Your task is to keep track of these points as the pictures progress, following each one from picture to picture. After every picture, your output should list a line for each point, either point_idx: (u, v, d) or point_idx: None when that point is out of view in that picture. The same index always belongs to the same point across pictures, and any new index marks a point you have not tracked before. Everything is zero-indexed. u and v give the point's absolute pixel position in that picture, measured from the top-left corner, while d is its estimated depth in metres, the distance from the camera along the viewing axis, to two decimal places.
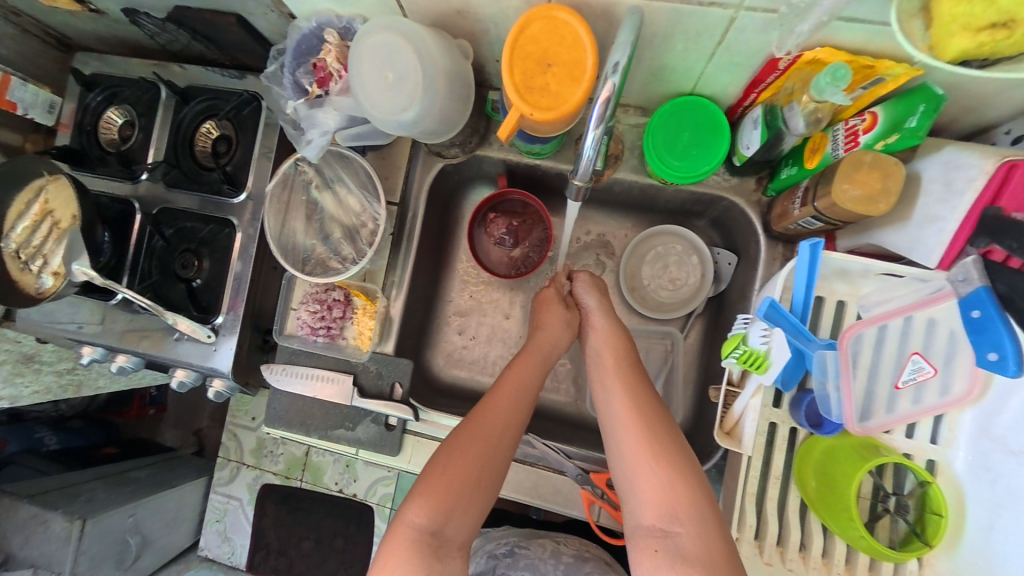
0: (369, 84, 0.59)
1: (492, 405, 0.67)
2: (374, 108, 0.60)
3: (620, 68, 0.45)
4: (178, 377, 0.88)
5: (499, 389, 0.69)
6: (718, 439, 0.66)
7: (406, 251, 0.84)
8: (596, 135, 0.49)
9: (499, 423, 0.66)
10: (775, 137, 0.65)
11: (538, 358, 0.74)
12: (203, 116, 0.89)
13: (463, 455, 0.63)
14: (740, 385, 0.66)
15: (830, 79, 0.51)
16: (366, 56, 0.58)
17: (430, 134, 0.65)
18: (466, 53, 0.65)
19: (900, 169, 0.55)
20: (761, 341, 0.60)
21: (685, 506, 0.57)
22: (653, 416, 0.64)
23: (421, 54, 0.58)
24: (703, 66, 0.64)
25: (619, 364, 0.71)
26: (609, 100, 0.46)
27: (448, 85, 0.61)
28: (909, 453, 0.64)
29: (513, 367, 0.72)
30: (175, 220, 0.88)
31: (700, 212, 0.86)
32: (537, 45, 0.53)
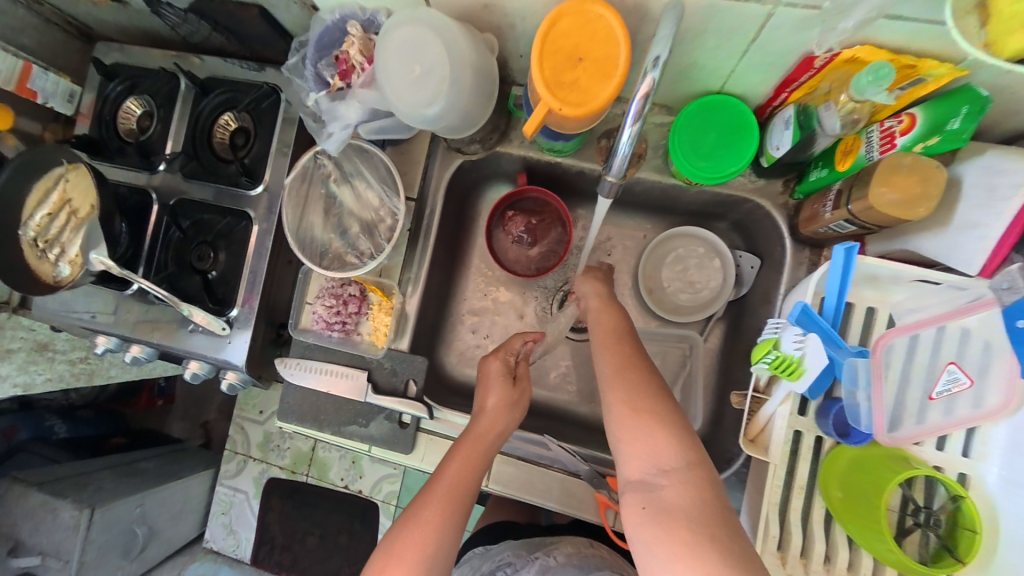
0: (395, 77, 0.58)
1: (439, 489, 0.61)
2: (399, 102, 0.58)
3: (660, 63, 0.43)
4: (191, 368, 0.88)
5: (446, 469, 0.63)
6: (743, 447, 0.63)
7: (423, 248, 0.83)
8: (632, 131, 0.47)
9: (445, 513, 0.59)
10: (807, 138, 0.63)
11: (479, 444, 0.66)
12: (221, 108, 0.89)
13: (416, 544, 0.57)
14: (767, 393, 0.64)
15: (872, 78, 0.49)
16: (392, 49, 0.57)
17: (453, 130, 0.64)
18: (492, 48, 0.64)
19: (942, 173, 0.53)
20: (795, 347, 0.57)
21: (668, 454, 0.52)
22: (638, 369, 0.59)
23: (449, 47, 0.57)
24: (734, 64, 0.62)
25: (609, 326, 0.66)
26: (647, 95, 0.44)
27: (475, 80, 0.60)
28: (939, 466, 0.62)
29: (458, 451, 0.64)
30: (192, 212, 0.88)
31: (722, 214, 0.84)
32: (570, 40, 0.52)
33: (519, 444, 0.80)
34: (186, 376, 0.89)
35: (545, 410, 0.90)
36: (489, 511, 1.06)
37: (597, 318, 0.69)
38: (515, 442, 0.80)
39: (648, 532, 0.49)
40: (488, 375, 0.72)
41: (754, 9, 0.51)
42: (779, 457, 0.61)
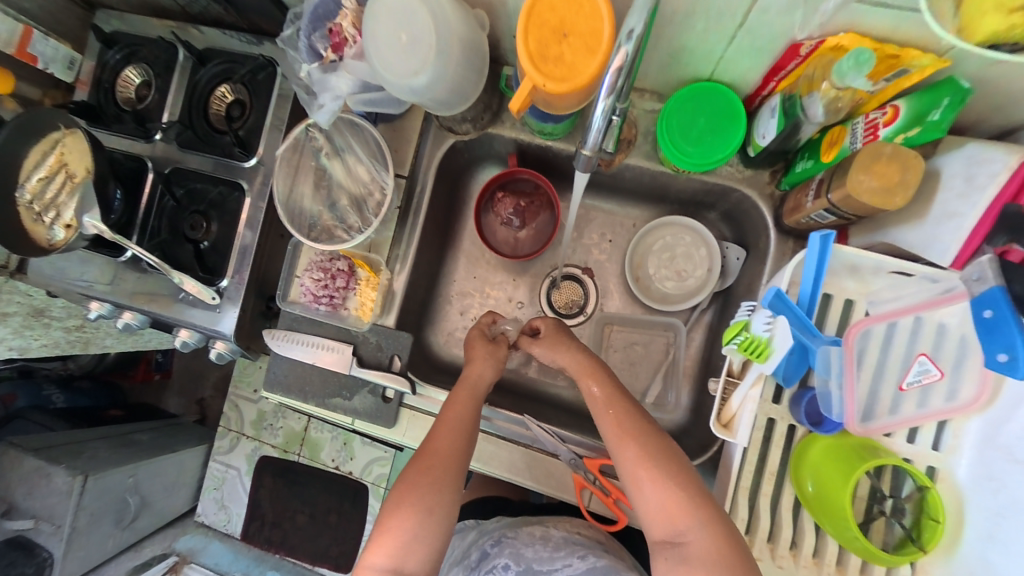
0: (379, 43, 0.57)
1: (437, 441, 0.66)
2: (384, 71, 0.59)
3: (634, 37, 0.42)
4: (182, 336, 0.89)
5: (439, 428, 0.67)
6: (716, 432, 0.63)
7: (412, 227, 0.84)
8: (606, 105, 0.47)
9: (445, 465, 0.64)
10: (792, 126, 0.63)
11: (473, 395, 0.72)
12: (218, 79, 0.89)
13: (421, 491, 0.62)
14: (740, 376, 0.64)
15: (853, 63, 0.49)
16: (380, 18, 0.57)
17: (436, 102, 0.64)
18: (482, 25, 0.65)
19: (921, 162, 0.53)
20: (765, 328, 0.58)
21: (685, 514, 0.57)
22: (641, 430, 0.63)
23: (437, 18, 0.57)
24: (724, 49, 0.63)
25: (609, 394, 0.67)
26: (620, 70, 0.44)
27: (463, 54, 0.61)
28: (910, 458, 0.63)
29: (452, 403, 0.70)
30: (186, 180, 0.89)
31: (711, 204, 0.85)
32: (556, 14, 0.52)
33: (499, 423, 0.81)
34: (176, 344, 0.90)
35: (529, 393, 0.91)
36: (474, 493, 1.07)
37: (587, 384, 0.70)
38: (494, 419, 0.81)
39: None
40: (472, 344, 0.80)
41: None
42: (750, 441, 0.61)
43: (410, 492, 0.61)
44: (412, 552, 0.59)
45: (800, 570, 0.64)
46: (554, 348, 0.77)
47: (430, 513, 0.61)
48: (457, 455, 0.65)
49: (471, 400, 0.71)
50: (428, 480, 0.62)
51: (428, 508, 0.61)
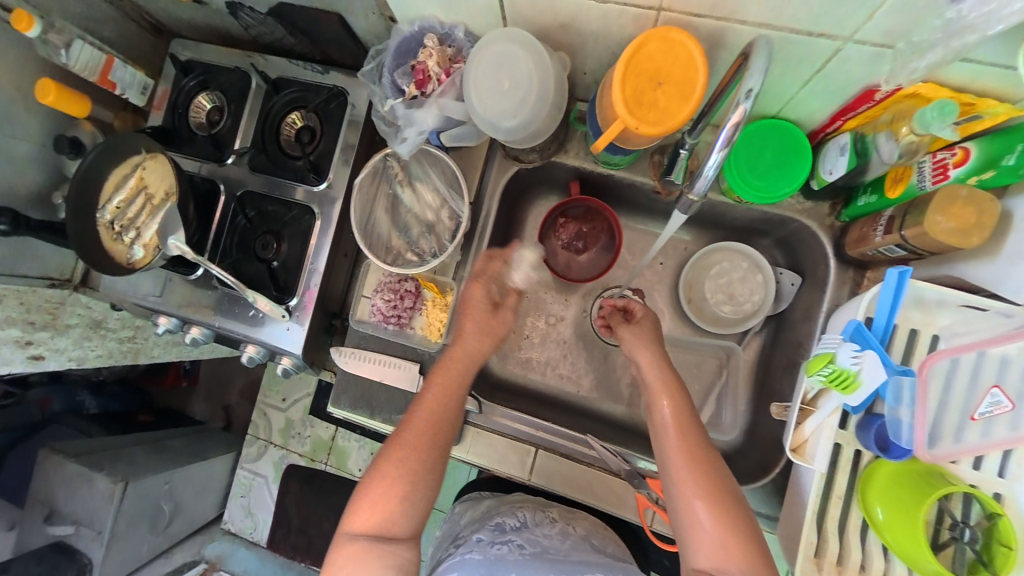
0: (484, 89, 0.62)
1: (413, 418, 0.68)
2: (487, 113, 0.63)
3: (753, 95, 0.46)
4: (249, 351, 0.91)
5: (424, 404, 0.69)
6: (791, 456, 0.67)
7: (477, 249, 0.87)
8: (720, 157, 0.50)
9: (419, 438, 0.66)
10: (862, 165, 0.67)
11: (455, 379, 0.72)
12: (291, 106, 0.95)
13: (403, 460, 0.64)
14: (816, 404, 0.67)
15: (938, 113, 0.53)
16: (483, 65, 0.61)
17: (540, 136, 0.68)
18: (565, 64, 0.69)
19: (996, 205, 0.56)
20: (852, 361, 0.59)
21: (736, 558, 0.58)
22: (709, 472, 0.63)
23: (538, 64, 0.61)
24: (796, 90, 0.66)
25: (678, 418, 0.68)
26: (737, 124, 0.48)
27: (556, 95, 0.64)
28: (974, 484, 0.65)
29: (431, 384, 0.71)
30: (259, 201, 0.93)
31: (766, 231, 0.87)
32: (652, 63, 0.56)
33: (560, 441, 0.83)
34: (242, 359, 0.93)
35: (583, 411, 0.94)
36: None
37: (659, 399, 0.70)
38: (556, 437, 0.82)
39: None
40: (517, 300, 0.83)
41: (825, 44, 0.56)
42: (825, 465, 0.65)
43: (388, 466, 0.64)
44: (400, 518, 0.62)
45: None
46: (647, 346, 0.76)
47: (407, 486, 0.63)
48: (437, 427, 0.67)
49: (458, 374, 0.73)
50: (408, 454, 0.64)
51: (408, 482, 0.63)
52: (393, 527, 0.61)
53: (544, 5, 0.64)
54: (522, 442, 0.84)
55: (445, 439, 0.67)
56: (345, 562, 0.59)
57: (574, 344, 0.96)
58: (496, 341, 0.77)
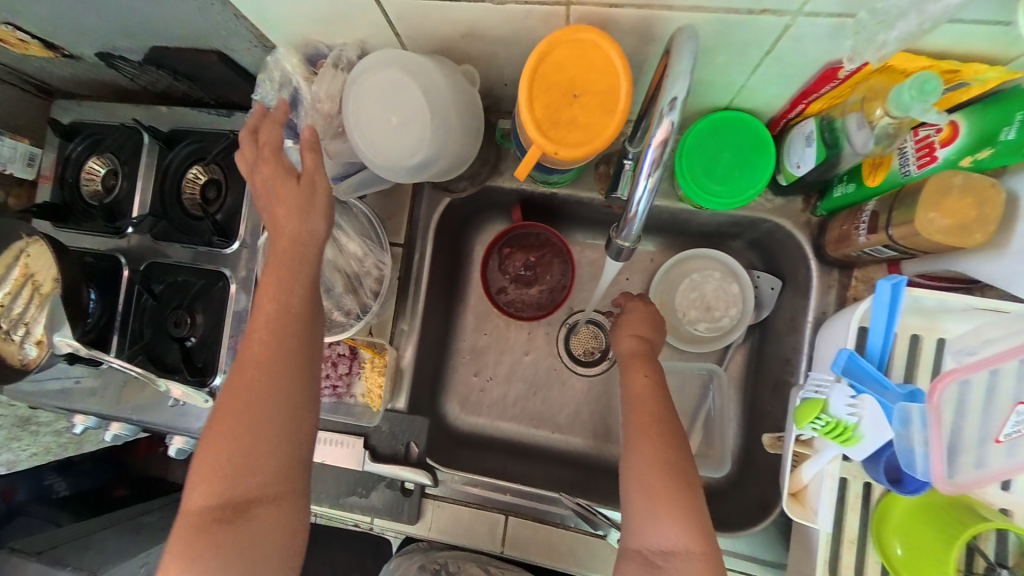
0: (371, 131, 0.53)
1: (240, 372, 0.54)
2: (382, 159, 0.53)
3: (678, 106, 0.38)
4: (176, 444, 0.81)
5: (244, 368, 0.54)
6: (788, 511, 0.61)
7: (415, 296, 0.77)
8: (650, 182, 0.42)
9: (252, 383, 0.52)
10: (834, 157, 0.56)
11: (283, 273, 0.55)
12: (190, 160, 0.83)
13: (227, 438, 0.51)
14: (810, 449, 0.60)
15: (916, 92, 0.43)
16: (366, 100, 0.52)
17: (463, 161, 0.58)
18: (472, 80, 0.60)
19: (998, 192, 0.46)
20: (849, 411, 0.55)
21: (675, 526, 0.53)
22: (664, 430, 0.58)
23: (425, 88, 0.51)
24: (747, 78, 0.56)
25: (646, 399, 0.60)
26: (667, 141, 0.39)
27: (459, 114, 0.54)
28: (1007, 509, 0.56)
29: (257, 308, 0.55)
30: (168, 272, 0.82)
31: (737, 233, 0.77)
32: (563, 73, 0.45)
33: (531, 503, 0.74)
34: (170, 452, 0.82)
35: (561, 456, 0.83)
36: None
37: (635, 370, 0.63)
38: (524, 499, 0.74)
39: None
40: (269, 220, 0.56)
41: (770, 23, 0.46)
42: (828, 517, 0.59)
43: (215, 433, 0.52)
44: (240, 477, 0.51)
45: None
46: (635, 330, 0.68)
47: (248, 429, 0.52)
48: (262, 390, 0.53)
49: (283, 297, 0.55)
50: (235, 412, 0.52)
51: (241, 441, 0.51)
52: (247, 500, 0.51)
53: (437, 15, 0.53)
54: (490, 510, 0.75)
55: (296, 395, 0.54)
56: (178, 551, 0.49)
57: (543, 382, 0.85)
58: (315, 204, 0.56)
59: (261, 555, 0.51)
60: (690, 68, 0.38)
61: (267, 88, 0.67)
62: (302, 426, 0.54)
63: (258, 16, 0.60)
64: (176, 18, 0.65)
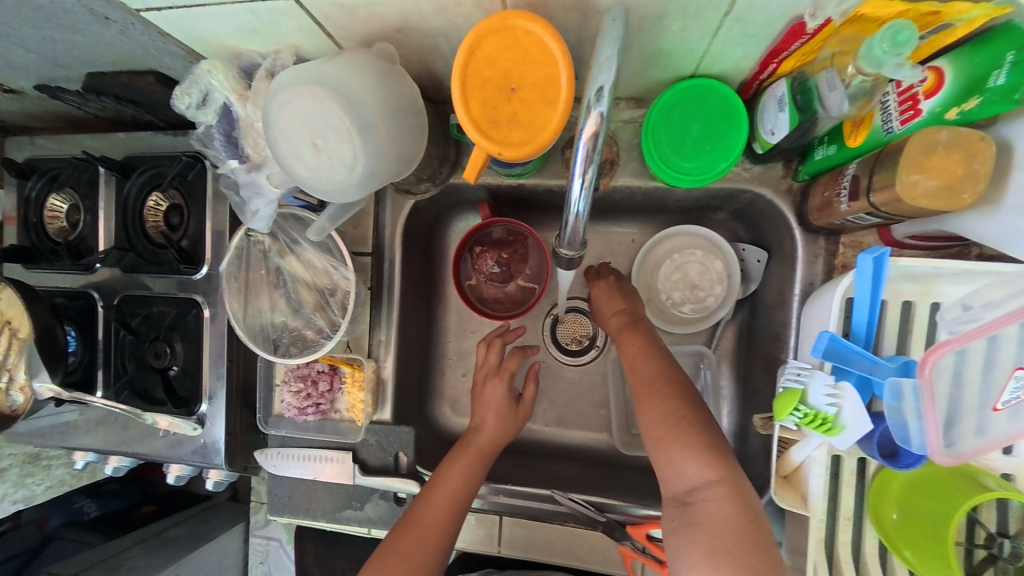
0: (295, 158, 0.47)
1: (431, 506, 0.63)
2: (325, 185, 0.48)
3: (604, 95, 0.34)
4: (174, 471, 0.83)
5: (433, 493, 0.64)
6: (777, 498, 0.57)
7: (389, 305, 0.75)
8: (585, 180, 0.37)
9: (437, 518, 0.62)
10: (808, 122, 0.52)
11: (479, 456, 0.68)
12: (148, 188, 0.81)
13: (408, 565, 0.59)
14: (796, 435, 0.57)
15: (888, 45, 0.37)
16: (285, 128, 0.46)
17: (408, 159, 0.51)
18: (391, 58, 0.52)
19: (989, 145, 0.41)
20: (828, 401, 0.51)
21: (689, 459, 0.50)
22: (662, 371, 0.57)
23: (338, 95, 0.45)
24: (708, 42, 0.52)
25: (643, 361, 0.59)
26: (596, 134, 0.36)
27: (388, 116, 0.47)
28: (1011, 474, 0.54)
29: (453, 464, 0.66)
30: (142, 305, 0.81)
31: (718, 206, 0.74)
32: (495, 67, 0.41)
33: (528, 504, 0.74)
34: (169, 479, 0.85)
35: (557, 449, 0.81)
36: None
37: (625, 337, 0.63)
38: (521, 499, 0.74)
39: (677, 548, 0.49)
40: (487, 391, 0.73)
41: None
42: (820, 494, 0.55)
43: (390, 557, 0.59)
44: None
45: None
46: (612, 309, 0.68)
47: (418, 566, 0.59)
48: (445, 525, 0.62)
49: (476, 458, 0.67)
50: (411, 542, 0.60)
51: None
52: None
53: (364, 11, 0.49)
54: (487, 513, 0.75)
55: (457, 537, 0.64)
56: None
57: None
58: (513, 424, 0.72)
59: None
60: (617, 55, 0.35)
61: (183, 101, 0.59)
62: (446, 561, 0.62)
63: (182, 31, 0.56)
64: (102, 43, 0.61)
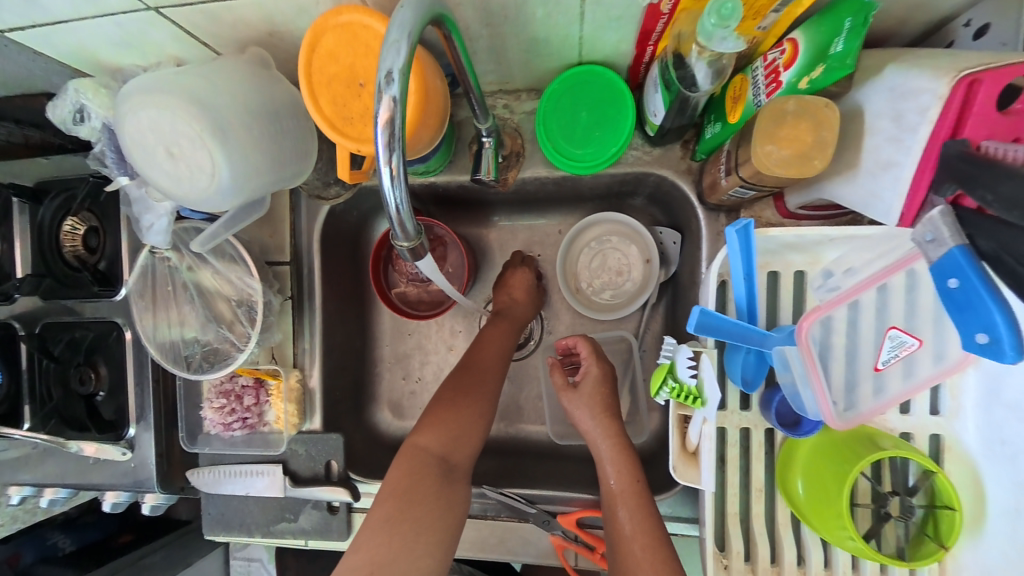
0: (153, 167, 0.48)
1: (482, 356, 0.69)
2: (190, 191, 0.48)
3: (393, 79, 0.33)
4: (109, 499, 0.80)
5: (482, 344, 0.71)
6: (674, 474, 0.55)
7: (311, 313, 0.74)
8: (392, 170, 0.36)
9: (488, 376, 0.68)
10: (680, 100, 0.52)
11: (513, 326, 0.73)
12: (62, 212, 0.79)
13: (467, 402, 0.65)
14: (688, 412, 0.55)
15: (716, 18, 0.38)
16: (138, 138, 0.47)
17: (281, 165, 0.52)
18: (265, 62, 0.52)
19: (833, 112, 0.42)
20: (691, 372, 0.52)
21: None
22: (648, 519, 0.59)
23: (189, 102, 0.46)
24: (579, 28, 0.52)
25: (640, 530, 0.58)
26: (393, 121, 0.34)
27: (247, 122, 0.48)
28: (909, 433, 0.54)
29: (495, 327, 0.72)
30: (65, 330, 0.80)
31: (633, 191, 0.74)
32: (340, 64, 0.42)
33: None
34: (106, 506, 0.82)
35: (496, 447, 0.81)
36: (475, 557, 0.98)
37: (606, 468, 0.64)
38: None
39: None
40: (508, 275, 0.77)
41: None
42: (716, 481, 0.53)
43: (449, 409, 0.64)
44: (461, 444, 0.63)
45: None
46: (597, 413, 0.67)
47: (476, 415, 0.65)
48: (497, 369, 0.69)
49: (512, 326, 0.73)
50: (469, 395, 0.65)
51: (462, 423, 0.64)
52: (449, 463, 0.62)
53: (226, 17, 0.49)
54: None
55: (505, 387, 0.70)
56: (404, 470, 0.60)
57: None
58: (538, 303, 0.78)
59: (428, 523, 0.58)
60: (409, 38, 0.34)
61: (59, 116, 0.60)
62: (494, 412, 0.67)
63: (59, 49, 0.55)
64: None
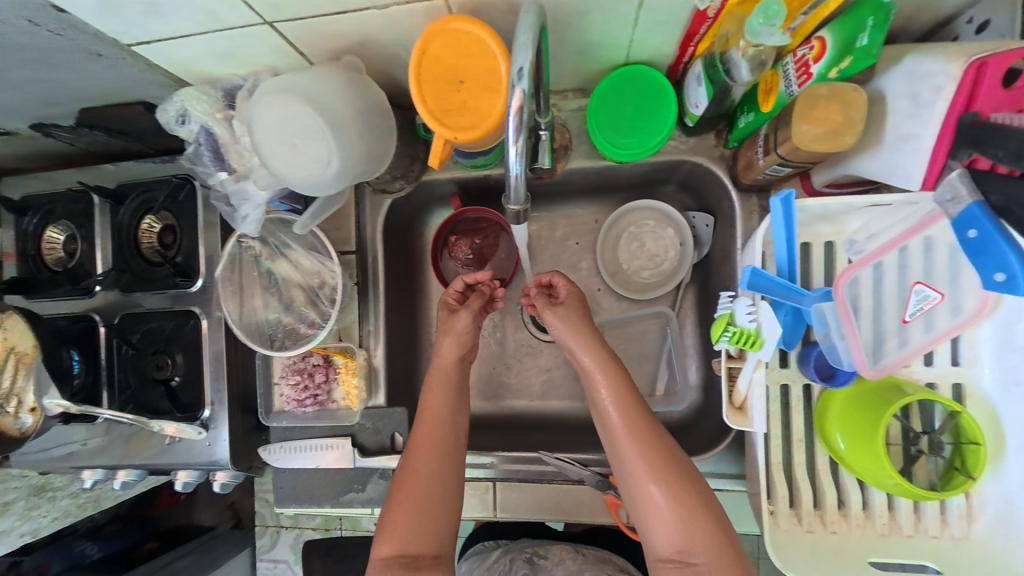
0: (275, 157, 0.55)
1: (425, 431, 0.64)
2: (303, 178, 0.55)
3: (525, 75, 0.41)
4: (181, 478, 0.84)
5: (423, 420, 0.65)
6: (727, 420, 0.61)
7: (375, 297, 0.81)
8: (518, 149, 0.44)
9: (433, 453, 0.62)
10: (722, 90, 0.60)
11: (446, 378, 0.69)
12: (141, 212, 0.85)
13: (417, 494, 0.59)
14: (740, 363, 0.62)
15: (763, 18, 0.46)
16: (265, 131, 0.54)
17: (375, 158, 0.59)
18: (356, 68, 0.60)
19: (859, 95, 0.52)
20: (749, 319, 0.59)
21: (683, 511, 0.55)
22: (642, 421, 0.60)
23: (313, 101, 0.53)
24: (630, 32, 0.60)
25: (635, 429, 0.59)
26: (521, 109, 0.42)
27: (358, 120, 0.56)
28: (933, 383, 0.60)
29: (431, 394, 0.67)
30: (140, 322, 0.85)
31: (665, 179, 0.81)
32: (445, 64, 0.49)
33: (516, 468, 0.79)
34: (177, 486, 0.85)
35: (542, 420, 0.87)
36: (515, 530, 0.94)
37: (598, 383, 0.64)
38: (516, 463, 0.79)
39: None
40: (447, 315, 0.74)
41: None
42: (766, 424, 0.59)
43: (402, 508, 0.58)
44: (422, 537, 0.57)
45: (853, 529, 0.61)
46: (573, 326, 0.69)
47: (431, 502, 0.59)
48: (444, 445, 0.63)
49: (449, 383, 0.68)
50: (419, 480, 0.60)
51: (419, 513, 0.58)
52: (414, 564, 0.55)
53: (327, 28, 0.56)
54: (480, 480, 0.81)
55: (456, 458, 0.63)
56: None
57: (512, 356, 0.88)
58: (471, 345, 0.73)
59: None
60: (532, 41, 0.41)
61: (165, 118, 0.67)
62: (453, 484, 0.61)
63: (168, 60, 0.63)
64: (92, 78, 0.67)
